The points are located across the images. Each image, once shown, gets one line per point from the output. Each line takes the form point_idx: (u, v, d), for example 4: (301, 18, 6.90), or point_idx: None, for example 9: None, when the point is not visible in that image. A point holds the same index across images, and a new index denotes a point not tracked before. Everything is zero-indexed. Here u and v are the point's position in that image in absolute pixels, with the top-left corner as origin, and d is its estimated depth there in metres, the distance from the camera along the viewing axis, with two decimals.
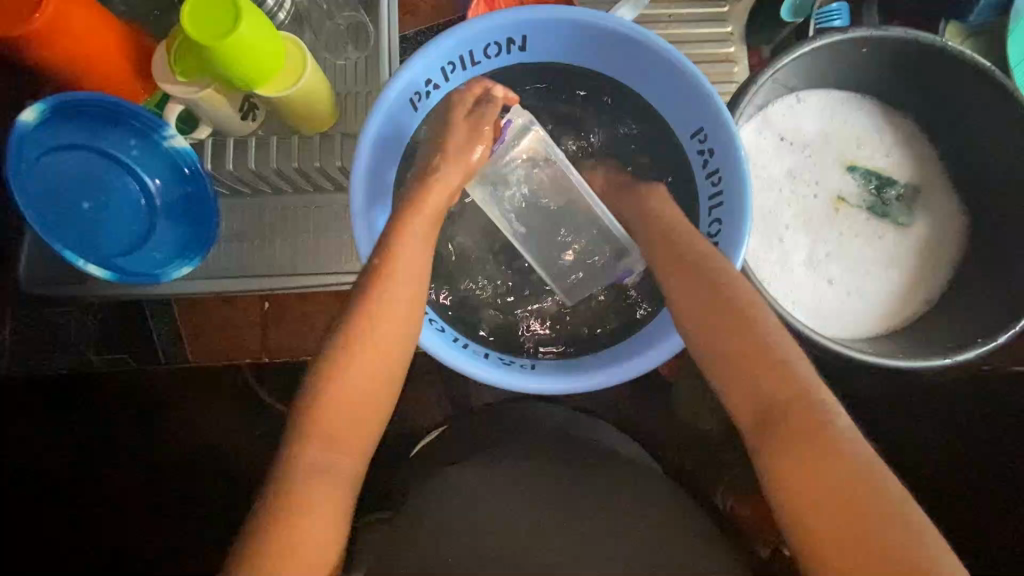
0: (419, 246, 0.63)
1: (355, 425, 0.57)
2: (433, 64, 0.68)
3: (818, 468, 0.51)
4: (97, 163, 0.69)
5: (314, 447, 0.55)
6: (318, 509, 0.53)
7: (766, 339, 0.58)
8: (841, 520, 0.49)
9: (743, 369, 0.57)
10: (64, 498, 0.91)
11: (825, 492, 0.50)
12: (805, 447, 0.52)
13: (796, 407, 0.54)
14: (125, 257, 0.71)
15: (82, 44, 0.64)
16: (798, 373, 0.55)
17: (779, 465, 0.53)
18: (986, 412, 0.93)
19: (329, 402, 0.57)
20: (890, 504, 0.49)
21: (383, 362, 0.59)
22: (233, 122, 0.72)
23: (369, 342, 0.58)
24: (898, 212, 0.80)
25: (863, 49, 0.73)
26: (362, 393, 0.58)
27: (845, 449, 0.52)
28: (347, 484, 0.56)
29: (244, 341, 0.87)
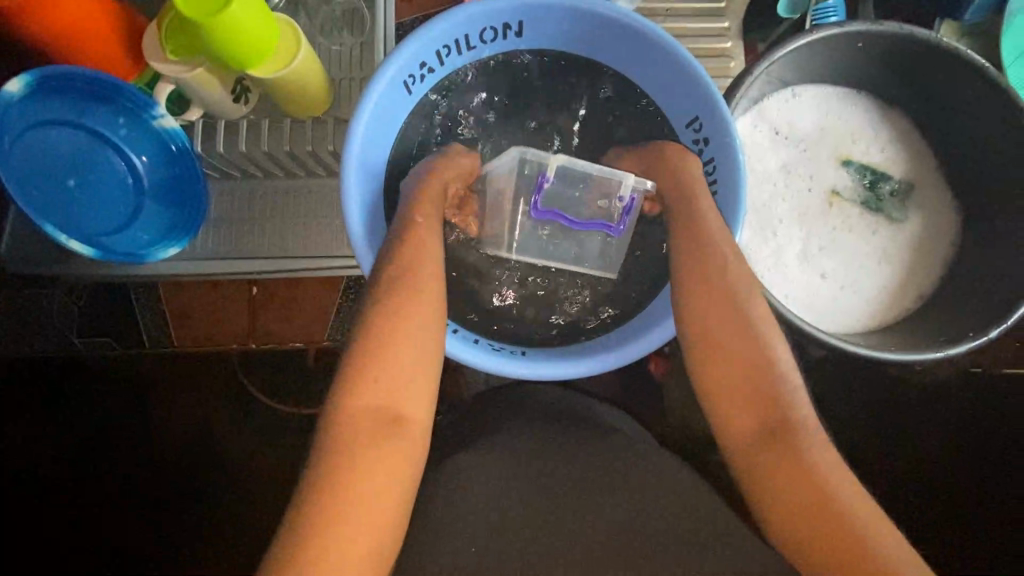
0: (432, 237, 0.63)
1: (395, 425, 0.55)
2: (428, 46, 0.68)
3: (788, 462, 0.56)
4: (83, 139, 0.69)
5: (358, 452, 0.52)
6: (369, 512, 0.51)
7: (755, 340, 0.60)
8: (807, 508, 0.54)
9: (729, 369, 0.60)
10: (66, 498, 0.94)
11: (791, 482, 0.56)
12: (778, 446, 0.57)
13: (772, 408, 0.58)
14: (111, 236, 0.71)
15: (71, 20, 0.64)
16: (776, 378, 0.59)
17: (755, 462, 0.58)
18: (963, 408, 0.96)
19: (362, 403, 0.54)
20: (845, 494, 0.55)
21: (415, 357, 0.57)
22: (225, 104, 0.72)
23: (397, 337, 0.56)
24: (891, 207, 0.80)
25: (858, 43, 0.73)
26: (399, 391, 0.56)
27: (810, 446, 0.57)
28: (397, 484, 0.53)
29: (231, 325, 0.85)
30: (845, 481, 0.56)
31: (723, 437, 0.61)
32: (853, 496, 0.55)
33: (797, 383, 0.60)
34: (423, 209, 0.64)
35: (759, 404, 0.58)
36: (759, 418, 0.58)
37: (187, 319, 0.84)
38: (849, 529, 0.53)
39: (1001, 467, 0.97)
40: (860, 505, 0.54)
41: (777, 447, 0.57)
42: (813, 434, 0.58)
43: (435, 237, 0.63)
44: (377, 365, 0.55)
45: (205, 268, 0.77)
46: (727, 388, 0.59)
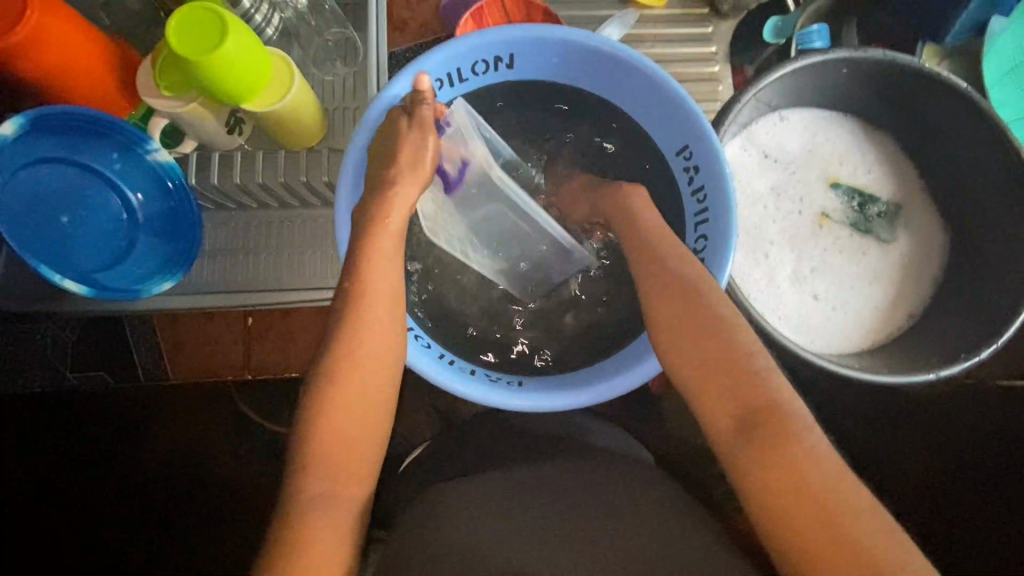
0: (392, 272, 0.62)
1: (351, 455, 0.58)
2: (420, 80, 0.68)
3: (793, 478, 0.53)
4: (78, 177, 0.69)
5: (312, 483, 0.55)
6: (322, 545, 0.53)
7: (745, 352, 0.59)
8: (818, 529, 0.51)
9: (719, 388, 0.58)
10: (65, 536, 0.93)
11: (796, 502, 0.52)
12: (783, 462, 0.54)
13: (773, 422, 0.55)
14: (106, 272, 0.70)
15: (64, 58, 0.64)
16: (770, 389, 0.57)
17: (757, 479, 0.54)
18: (954, 421, 0.97)
19: (324, 436, 0.57)
20: (855, 508, 0.52)
21: (368, 393, 0.59)
22: (219, 136, 0.72)
23: (353, 373, 0.58)
24: (879, 228, 0.81)
25: (843, 69, 0.75)
26: (353, 425, 0.58)
27: (819, 460, 0.54)
28: (352, 514, 0.56)
29: (226, 357, 0.86)
30: (859, 494, 0.52)
31: (724, 452, 0.57)
32: (863, 510, 0.52)
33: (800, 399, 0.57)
34: (380, 253, 0.60)
35: (759, 420, 0.55)
36: (762, 432, 0.55)
37: (182, 348, 0.85)
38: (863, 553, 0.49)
39: (994, 479, 0.98)
40: (874, 522, 0.51)
41: (782, 464, 0.54)
42: (820, 444, 0.55)
43: (393, 274, 0.61)
44: (333, 401, 0.57)
45: (198, 301, 0.77)
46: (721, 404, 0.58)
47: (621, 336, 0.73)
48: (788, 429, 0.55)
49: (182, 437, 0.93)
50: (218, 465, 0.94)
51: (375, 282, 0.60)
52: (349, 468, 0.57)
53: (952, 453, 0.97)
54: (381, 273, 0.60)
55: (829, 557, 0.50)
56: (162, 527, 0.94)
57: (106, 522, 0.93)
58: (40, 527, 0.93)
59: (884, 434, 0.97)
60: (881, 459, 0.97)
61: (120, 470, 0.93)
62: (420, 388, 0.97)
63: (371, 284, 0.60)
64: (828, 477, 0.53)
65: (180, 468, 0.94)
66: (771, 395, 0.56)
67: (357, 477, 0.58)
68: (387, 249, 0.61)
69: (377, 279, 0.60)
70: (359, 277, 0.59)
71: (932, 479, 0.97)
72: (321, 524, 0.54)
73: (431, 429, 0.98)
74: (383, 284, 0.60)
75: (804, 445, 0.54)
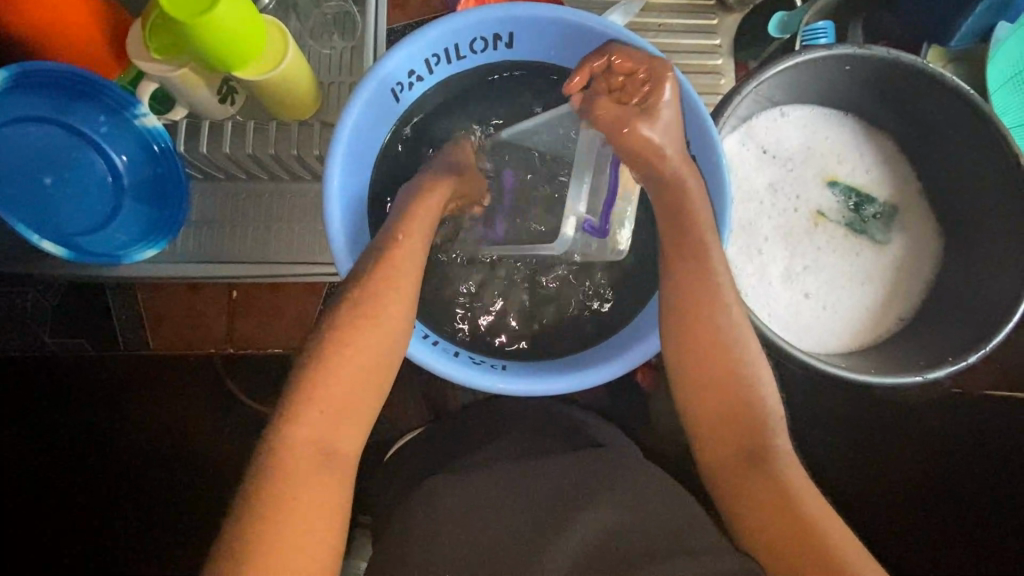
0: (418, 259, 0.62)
1: (342, 431, 0.56)
2: (416, 55, 0.67)
3: (759, 480, 0.57)
4: (63, 138, 0.68)
5: (299, 462, 0.54)
6: (309, 523, 0.52)
7: (730, 345, 0.60)
8: (785, 530, 0.54)
9: (701, 386, 0.60)
10: (44, 507, 0.93)
11: (763, 504, 0.56)
12: (752, 466, 0.57)
13: (745, 428, 0.59)
14: (87, 237, 0.69)
15: (52, 14, 0.62)
16: (745, 387, 0.59)
17: (731, 481, 0.58)
18: (942, 429, 0.97)
19: (305, 412, 0.55)
20: (818, 513, 0.55)
21: (360, 369, 0.57)
22: (210, 105, 0.70)
23: (352, 349, 0.57)
24: (875, 229, 0.81)
25: (846, 66, 0.74)
26: (347, 402, 0.56)
27: (785, 466, 0.57)
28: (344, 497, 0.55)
29: (209, 328, 0.85)
30: (819, 501, 0.56)
31: (699, 460, 0.61)
32: (824, 514, 0.55)
33: (776, 410, 0.60)
34: (412, 233, 0.62)
35: (732, 423, 0.59)
36: (734, 434, 0.59)
37: (165, 319, 0.84)
38: (827, 553, 0.52)
39: (978, 485, 0.98)
40: (835, 527, 0.54)
41: (750, 467, 0.58)
42: (787, 453, 0.58)
43: (415, 263, 0.61)
44: (323, 375, 0.56)
45: (179, 270, 0.76)
46: (701, 401, 0.60)
47: (611, 327, 0.72)
48: (758, 435, 0.59)
49: (165, 413, 0.92)
50: (200, 444, 0.92)
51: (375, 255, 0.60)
52: (341, 447, 0.56)
53: (937, 459, 0.98)
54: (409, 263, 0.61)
55: (782, 544, 0.53)
56: (142, 500, 0.93)
57: (87, 496, 0.93)
58: (18, 497, 0.92)
59: (871, 440, 0.97)
60: (867, 463, 0.98)
61: (99, 445, 0.92)
62: (409, 373, 0.97)
63: (391, 266, 0.60)
64: (792, 483, 0.56)
65: (160, 448, 0.92)
66: (749, 396, 0.59)
67: (349, 458, 0.56)
68: (414, 238, 0.62)
69: (399, 262, 0.60)
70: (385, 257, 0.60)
71: (916, 483, 0.98)
72: (311, 500, 0.53)
73: (417, 414, 0.97)
74: (407, 270, 0.60)
75: (772, 450, 0.58)
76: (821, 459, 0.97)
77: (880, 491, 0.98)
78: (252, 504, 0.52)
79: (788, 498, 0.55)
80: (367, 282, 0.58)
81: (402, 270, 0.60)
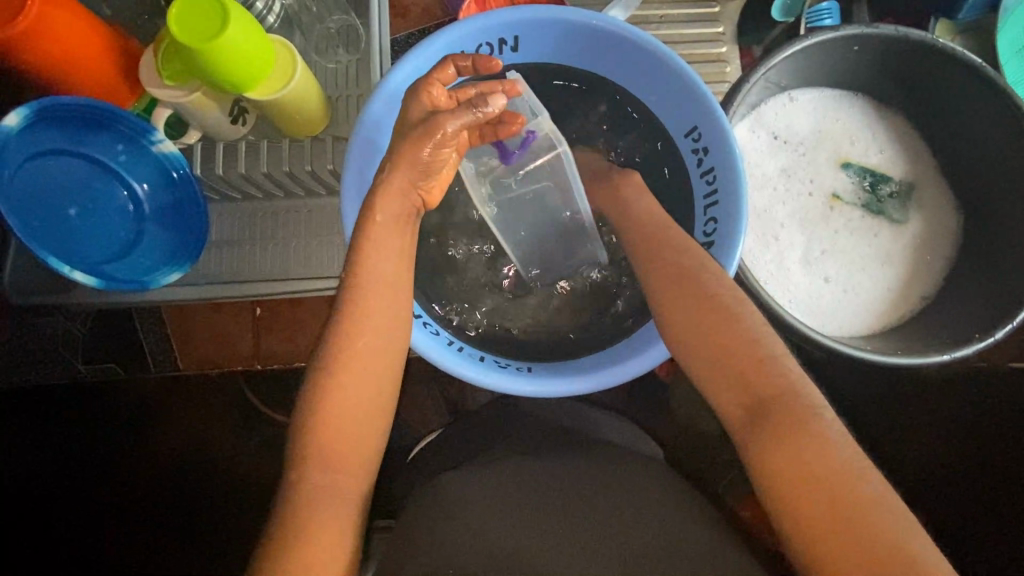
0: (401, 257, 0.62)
1: (353, 441, 0.57)
2: (425, 65, 0.68)
3: (803, 458, 0.52)
4: (84, 169, 0.69)
5: (314, 471, 0.55)
6: (327, 531, 0.53)
7: (753, 334, 0.60)
8: (828, 507, 0.49)
9: (730, 375, 0.59)
10: (77, 527, 0.94)
11: (799, 480, 0.51)
12: (788, 441, 0.53)
13: (781, 407, 0.55)
14: (113, 264, 0.71)
15: (66, 47, 0.64)
16: (781, 372, 0.57)
17: (763, 462, 0.54)
18: (965, 403, 0.97)
19: (330, 424, 0.56)
20: (866, 490, 0.50)
21: (370, 377, 0.58)
22: (223, 126, 0.71)
23: (360, 359, 0.58)
24: (891, 208, 0.80)
25: (854, 47, 0.73)
26: (357, 411, 0.57)
27: (833, 445, 0.53)
28: (353, 502, 0.56)
29: (235, 347, 0.86)
30: (868, 475, 0.51)
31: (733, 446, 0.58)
32: (872, 490, 0.50)
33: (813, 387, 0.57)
34: (387, 228, 0.61)
35: (768, 401, 0.56)
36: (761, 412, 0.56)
37: (190, 342, 0.85)
38: (874, 533, 0.48)
39: (1000, 466, 0.97)
40: (884, 503, 0.50)
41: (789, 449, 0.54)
42: (828, 424, 0.54)
43: (398, 262, 0.62)
44: (344, 386, 0.57)
45: (204, 292, 0.78)
46: (731, 384, 0.58)
47: (629, 321, 0.73)
48: (789, 411, 0.55)
49: (193, 429, 0.94)
50: (225, 459, 0.94)
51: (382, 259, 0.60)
52: (353, 456, 0.57)
53: (962, 434, 0.97)
54: (395, 268, 0.61)
55: (832, 531, 0.49)
56: (175, 516, 0.95)
57: (119, 513, 0.94)
58: (52, 519, 0.94)
59: (892, 417, 0.97)
60: (890, 441, 0.97)
61: (130, 462, 0.94)
62: (429, 377, 0.98)
63: (369, 272, 0.60)
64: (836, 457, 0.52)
65: (188, 463, 0.94)
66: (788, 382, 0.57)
67: (358, 468, 0.57)
68: (388, 243, 0.61)
69: (377, 267, 0.60)
70: (361, 267, 0.60)
71: (942, 460, 0.98)
72: (326, 512, 0.54)
73: (438, 416, 0.98)
74: (380, 271, 0.60)
75: (808, 422, 0.54)
76: None
77: (905, 468, 0.98)
78: (284, 519, 0.53)
79: (831, 474, 0.51)
80: (348, 288, 0.59)
81: (380, 277, 0.60)
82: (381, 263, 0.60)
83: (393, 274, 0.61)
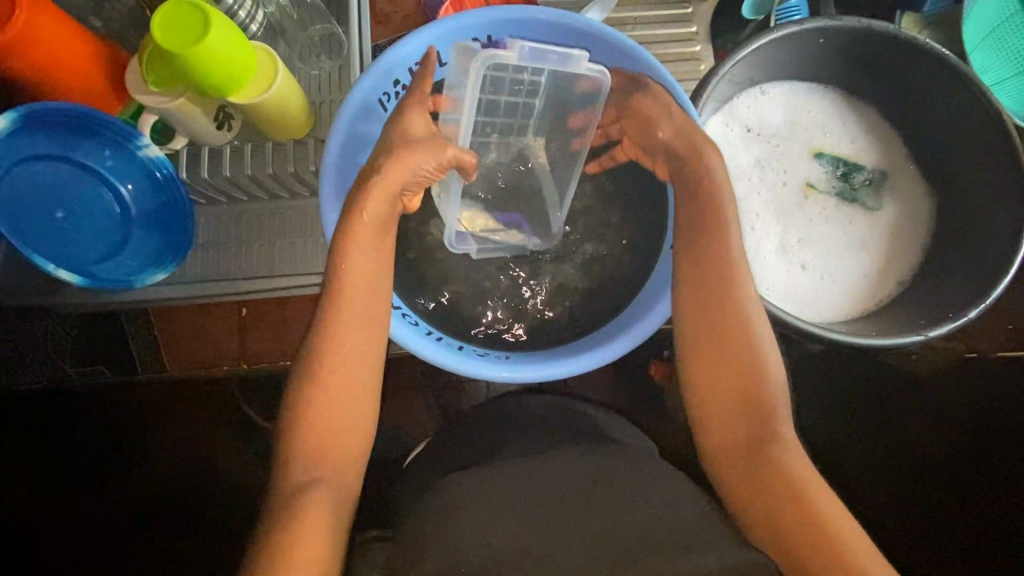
0: (380, 252, 0.62)
1: (344, 431, 0.58)
2: (401, 65, 0.70)
3: (753, 447, 0.58)
4: (71, 173, 0.70)
5: (297, 464, 0.56)
6: (310, 526, 0.52)
7: (731, 323, 0.61)
8: (771, 489, 0.56)
9: (706, 359, 0.61)
10: (69, 536, 0.94)
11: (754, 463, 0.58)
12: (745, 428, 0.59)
13: (746, 396, 0.60)
14: (100, 265, 0.73)
15: (52, 56, 0.66)
16: (754, 360, 0.60)
17: (721, 445, 0.60)
18: (958, 395, 0.97)
19: (311, 418, 0.57)
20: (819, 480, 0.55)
21: (352, 362, 0.59)
22: (207, 131, 0.73)
23: (346, 345, 0.59)
24: (865, 196, 0.81)
25: (821, 40, 0.75)
26: (346, 397, 0.58)
27: (784, 439, 0.59)
28: (343, 495, 0.56)
29: (222, 345, 0.89)
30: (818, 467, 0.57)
31: (697, 427, 0.63)
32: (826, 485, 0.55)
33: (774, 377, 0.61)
34: (359, 231, 0.60)
35: (733, 389, 0.60)
36: (728, 403, 0.60)
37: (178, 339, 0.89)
38: (817, 517, 0.53)
39: (997, 461, 0.97)
40: (829, 493, 0.55)
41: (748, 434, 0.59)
42: (784, 414, 0.60)
43: (380, 255, 0.62)
44: (324, 376, 0.58)
45: (191, 291, 0.79)
46: (708, 371, 0.61)
47: (611, 313, 0.74)
48: (751, 406, 0.59)
49: (186, 436, 0.94)
50: (221, 471, 0.94)
51: (344, 252, 0.60)
52: (343, 440, 0.58)
53: (956, 427, 0.97)
54: (371, 257, 0.61)
55: (773, 509, 0.55)
56: (168, 523, 0.95)
57: (110, 522, 0.94)
58: (44, 530, 0.94)
59: (884, 409, 0.97)
60: (883, 432, 0.98)
61: (124, 472, 0.94)
62: (421, 381, 0.99)
63: (354, 261, 0.60)
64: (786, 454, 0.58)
65: (185, 474, 0.95)
66: (754, 371, 0.60)
67: (351, 457, 0.59)
68: (369, 227, 0.61)
69: (358, 258, 0.60)
70: (344, 258, 0.60)
71: (937, 452, 0.98)
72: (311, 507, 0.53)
73: (430, 420, 0.99)
74: (367, 261, 0.61)
75: (764, 408, 0.60)
76: (835, 441, 0.97)
77: (901, 461, 0.98)
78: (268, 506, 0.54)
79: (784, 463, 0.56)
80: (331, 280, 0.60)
81: (357, 268, 0.60)
82: (368, 254, 0.61)
83: (367, 266, 0.61)
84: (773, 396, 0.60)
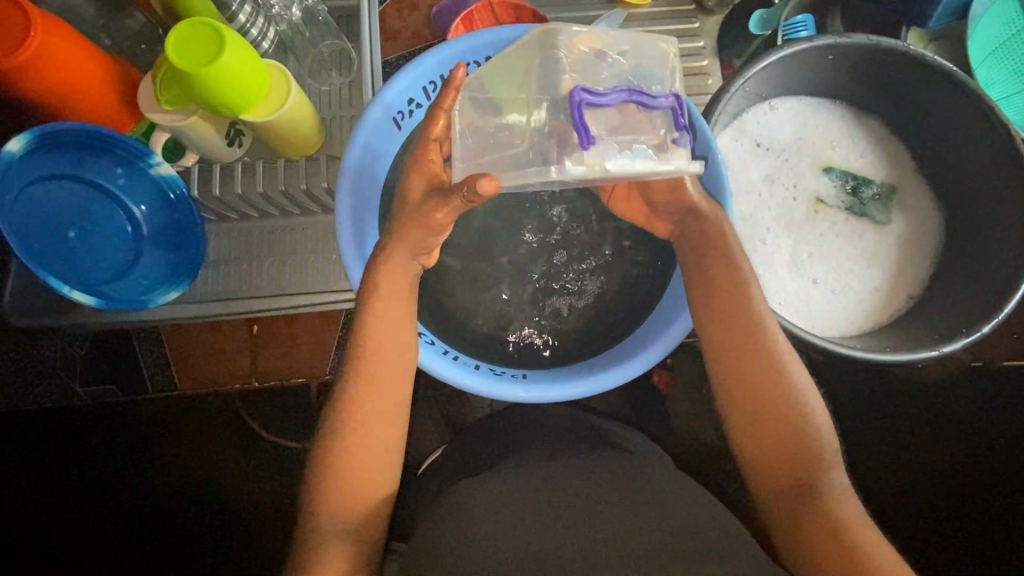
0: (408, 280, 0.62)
1: (372, 456, 0.59)
2: (415, 82, 0.71)
3: (790, 469, 0.58)
4: (85, 193, 0.71)
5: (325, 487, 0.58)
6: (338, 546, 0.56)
7: (763, 344, 0.61)
8: (808, 512, 0.56)
9: (736, 379, 0.61)
10: (77, 551, 0.93)
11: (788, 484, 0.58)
12: (781, 449, 0.59)
13: (781, 418, 0.59)
14: (112, 285, 0.72)
15: (66, 77, 0.66)
16: (789, 382, 0.60)
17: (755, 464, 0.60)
18: (965, 404, 0.97)
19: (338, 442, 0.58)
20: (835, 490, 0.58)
21: (388, 393, 0.60)
22: (220, 148, 0.73)
23: (377, 374, 0.60)
24: (874, 210, 0.82)
25: (830, 57, 0.76)
26: (381, 425, 0.60)
27: (824, 461, 0.58)
28: (370, 515, 0.59)
29: (233, 365, 0.87)
30: (838, 478, 0.59)
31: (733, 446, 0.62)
32: (843, 493, 0.57)
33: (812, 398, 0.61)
34: (388, 266, 0.61)
35: (768, 410, 0.60)
36: (763, 424, 0.60)
37: (188, 363, 0.86)
38: (846, 539, 0.54)
39: (1002, 469, 0.98)
40: (848, 503, 0.57)
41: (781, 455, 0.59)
42: (823, 437, 0.59)
43: (409, 284, 0.62)
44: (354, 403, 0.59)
45: (203, 310, 0.79)
46: (741, 390, 0.61)
47: (623, 328, 0.74)
48: (783, 426, 0.59)
49: (195, 450, 0.93)
50: (231, 484, 0.94)
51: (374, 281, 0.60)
52: (369, 464, 0.59)
53: (962, 434, 0.98)
54: (401, 285, 0.61)
55: (810, 533, 0.55)
56: (178, 537, 0.95)
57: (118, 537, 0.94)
58: (50, 546, 0.93)
59: (891, 418, 0.98)
60: (890, 441, 0.98)
61: (132, 488, 0.94)
62: (430, 395, 0.98)
63: (386, 290, 0.60)
64: (823, 476, 0.58)
65: (194, 490, 0.94)
66: (789, 391, 0.60)
67: (383, 482, 0.60)
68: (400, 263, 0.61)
69: (387, 288, 0.61)
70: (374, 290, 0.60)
71: (943, 460, 0.98)
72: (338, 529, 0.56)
73: (438, 433, 0.98)
74: (398, 289, 0.61)
75: (800, 431, 0.59)
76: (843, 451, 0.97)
77: (908, 468, 0.98)
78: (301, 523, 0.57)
79: (802, 475, 0.58)
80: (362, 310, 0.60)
81: (383, 298, 0.60)
82: (403, 289, 0.61)
83: (395, 293, 0.61)
84: (812, 419, 0.60)
